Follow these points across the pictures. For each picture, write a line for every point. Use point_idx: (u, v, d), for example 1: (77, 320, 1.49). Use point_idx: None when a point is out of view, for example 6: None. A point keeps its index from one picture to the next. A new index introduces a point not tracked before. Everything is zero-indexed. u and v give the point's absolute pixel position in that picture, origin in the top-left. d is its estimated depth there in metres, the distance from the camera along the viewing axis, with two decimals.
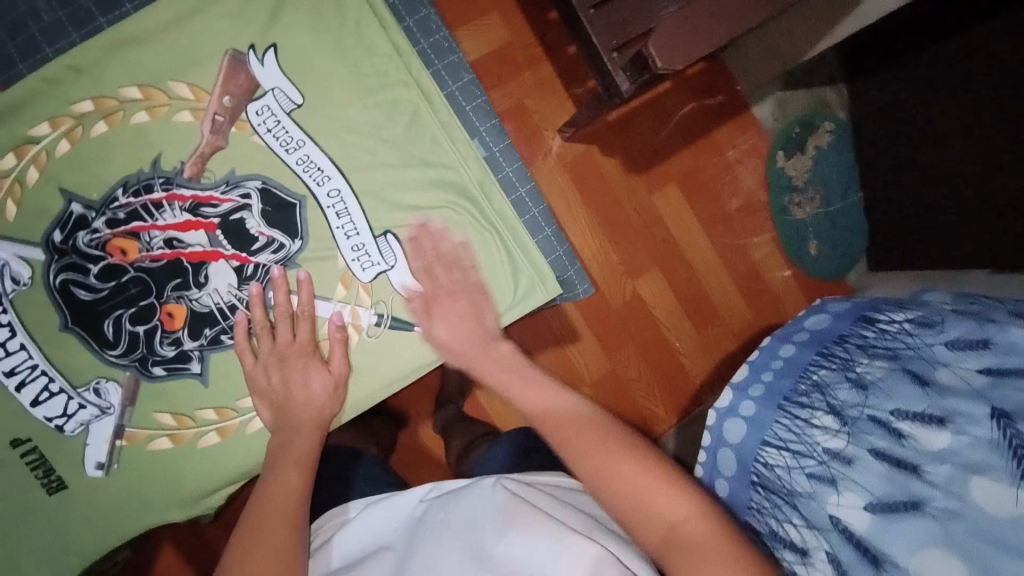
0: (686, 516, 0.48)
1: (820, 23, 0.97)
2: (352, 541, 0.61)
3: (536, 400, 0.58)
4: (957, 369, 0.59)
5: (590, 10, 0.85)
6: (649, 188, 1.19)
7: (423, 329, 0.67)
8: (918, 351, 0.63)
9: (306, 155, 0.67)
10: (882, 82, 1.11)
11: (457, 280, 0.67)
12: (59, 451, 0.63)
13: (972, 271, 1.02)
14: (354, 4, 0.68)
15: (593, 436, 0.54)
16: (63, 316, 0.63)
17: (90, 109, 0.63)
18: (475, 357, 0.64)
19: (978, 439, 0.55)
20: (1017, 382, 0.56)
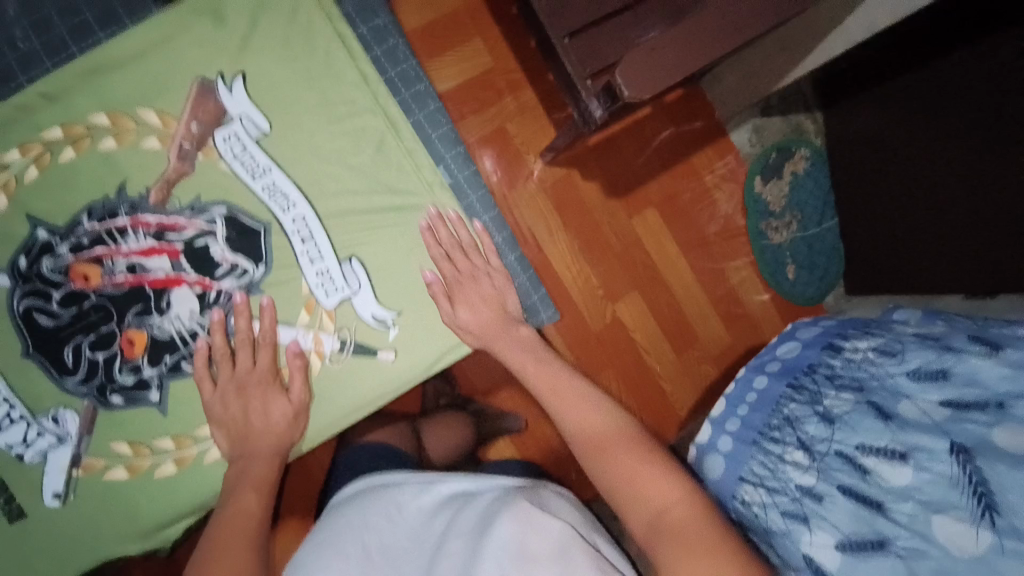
0: (670, 502, 0.48)
1: (789, 56, 0.99)
2: (343, 520, 0.57)
3: (547, 382, 0.61)
4: (920, 401, 0.56)
5: (564, 39, 0.87)
6: (629, 212, 1.21)
7: (447, 314, 0.68)
8: (882, 381, 0.60)
9: (272, 181, 0.67)
10: (849, 113, 1.13)
11: (476, 265, 0.70)
12: (19, 480, 0.62)
13: None
14: (323, 34, 0.70)
15: (593, 420, 0.56)
16: (23, 343, 0.62)
17: (58, 137, 0.63)
18: (496, 335, 0.67)
19: (940, 475, 0.51)
20: (975, 416, 0.52)
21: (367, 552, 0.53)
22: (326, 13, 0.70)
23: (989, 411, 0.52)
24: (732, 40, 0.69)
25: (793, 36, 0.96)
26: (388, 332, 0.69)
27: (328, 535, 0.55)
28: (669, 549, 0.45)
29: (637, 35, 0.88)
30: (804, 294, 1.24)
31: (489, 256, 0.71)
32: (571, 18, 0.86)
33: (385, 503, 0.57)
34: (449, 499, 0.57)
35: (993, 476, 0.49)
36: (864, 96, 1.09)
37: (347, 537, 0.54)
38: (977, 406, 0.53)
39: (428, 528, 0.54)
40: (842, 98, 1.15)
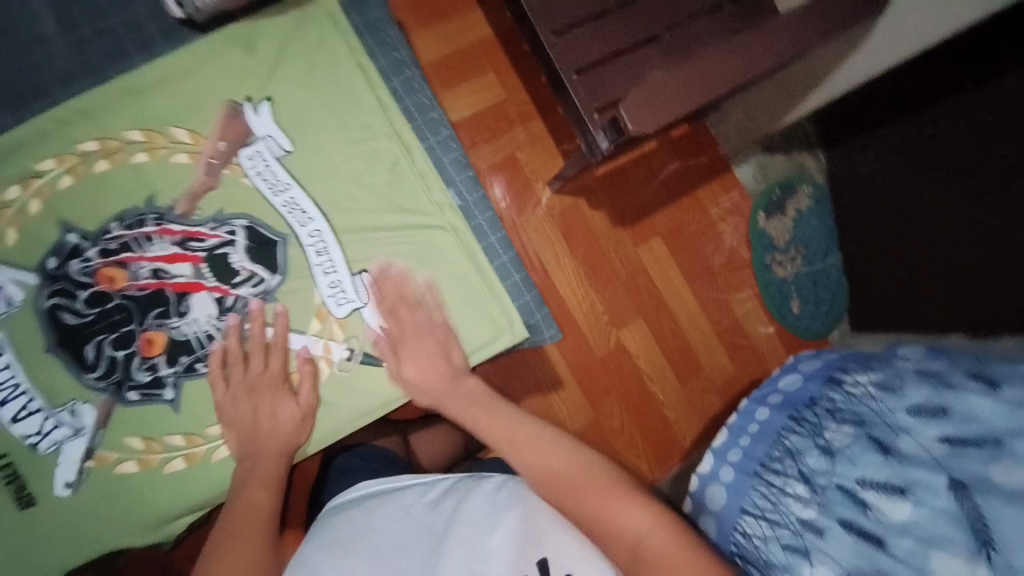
0: (644, 531, 0.50)
1: (790, 96, 1.04)
2: (350, 522, 0.58)
3: (505, 429, 0.63)
4: (918, 436, 0.63)
5: (573, 75, 0.92)
6: (634, 241, 1.24)
7: (393, 372, 0.70)
8: (882, 417, 0.67)
9: (291, 197, 0.72)
10: (851, 153, 1.17)
11: (420, 320, 0.72)
12: (31, 469, 0.65)
13: (953, 335, 1.02)
14: (345, 65, 0.75)
15: (557, 458, 0.59)
16: (49, 338, 0.66)
17: (94, 149, 0.68)
18: (444, 394, 0.68)
19: (937, 511, 0.58)
20: (972, 453, 0.59)
21: (377, 547, 0.55)
22: (348, 45, 0.75)
23: (986, 447, 0.58)
24: (729, 80, 0.72)
25: (795, 78, 1.00)
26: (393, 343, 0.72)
27: (333, 539, 0.57)
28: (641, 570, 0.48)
29: (637, 74, 0.93)
30: (808, 328, 1.26)
31: (437, 312, 0.73)
32: (579, 56, 0.93)
33: (388, 505, 0.60)
34: (448, 488, 0.61)
35: (988, 512, 0.55)
36: (866, 138, 1.12)
37: (356, 537, 0.56)
38: (975, 442, 0.59)
39: (429, 519, 0.57)
40: (843, 139, 1.19)
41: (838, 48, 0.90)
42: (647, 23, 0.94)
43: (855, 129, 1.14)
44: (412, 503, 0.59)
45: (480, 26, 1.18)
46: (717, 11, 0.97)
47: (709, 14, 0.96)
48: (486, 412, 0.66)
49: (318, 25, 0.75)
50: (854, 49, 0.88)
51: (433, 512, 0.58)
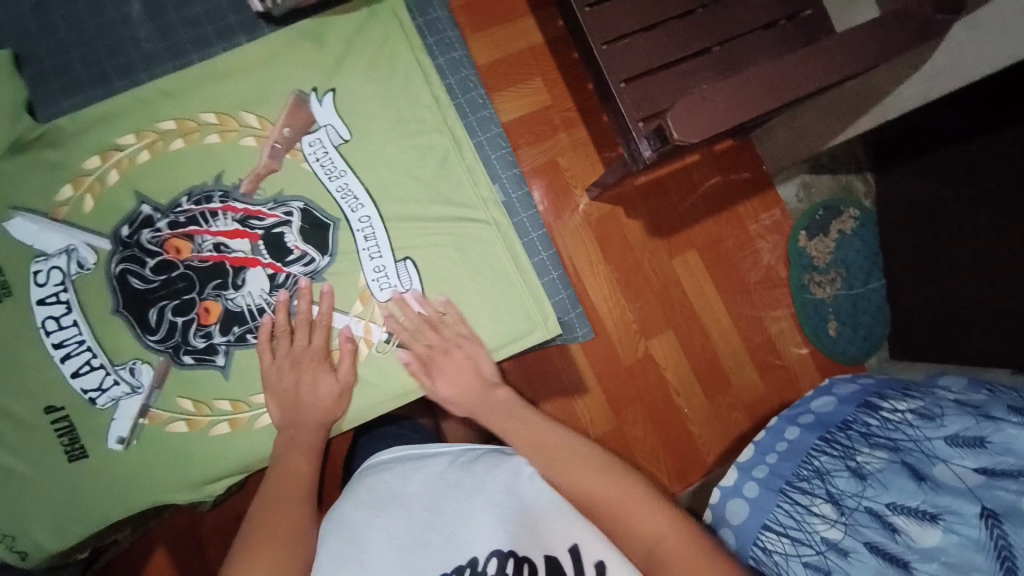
0: (664, 534, 0.51)
1: (841, 117, 1.03)
2: (380, 486, 0.59)
3: (530, 436, 0.62)
4: (954, 465, 0.69)
5: (621, 84, 0.94)
6: (669, 252, 1.25)
7: (426, 386, 0.72)
8: (919, 444, 0.73)
9: (345, 184, 0.75)
10: (902, 177, 1.15)
11: (446, 337, 0.73)
12: (88, 422, 0.69)
13: (994, 370, 1.00)
14: (405, 62, 0.79)
15: (575, 464, 0.57)
16: (116, 300, 0.71)
17: (171, 128, 0.73)
18: (478, 405, 0.70)
19: (966, 539, 0.64)
20: (1007, 484, 0.65)
21: (410, 510, 0.56)
22: (410, 43, 0.79)
23: (1021, 480, 0.64)
24: (779, 95, 0.73)
25: (849, 98, 1.00)
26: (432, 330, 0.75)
27: (367, 501, 0.58)
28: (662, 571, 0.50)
29: (685, 87, 0.94)
30: (845, 353, 1.24)
31: (460, 326, 0.74)
32: (629, 65, 0.94)
33: (420, 470, 0.60)
34: (471, 454, 0.61)
35: (1014, 538, 0.61)
36: (916, 163, 1.11)
37: (392, 500, 0.57)
38: (1010, 474, 0.65)
39: (458, 481, 0.58)
40: (895, 162, 1.17)
41: (892, 70, 0.90)
42: (700, 36, 0.95)
43: (907, 153, 1.13)
44: (440, 468, 0.60)
45: (532, 32, 1.21)
46: (772, 27, 0.97)
47: (763, 30, 0.97)
48: (513, 419, 0.65)
49: (382, 22, 0.79)
50: (908, 71, 0.87)
51: (462, 475, 0.58)
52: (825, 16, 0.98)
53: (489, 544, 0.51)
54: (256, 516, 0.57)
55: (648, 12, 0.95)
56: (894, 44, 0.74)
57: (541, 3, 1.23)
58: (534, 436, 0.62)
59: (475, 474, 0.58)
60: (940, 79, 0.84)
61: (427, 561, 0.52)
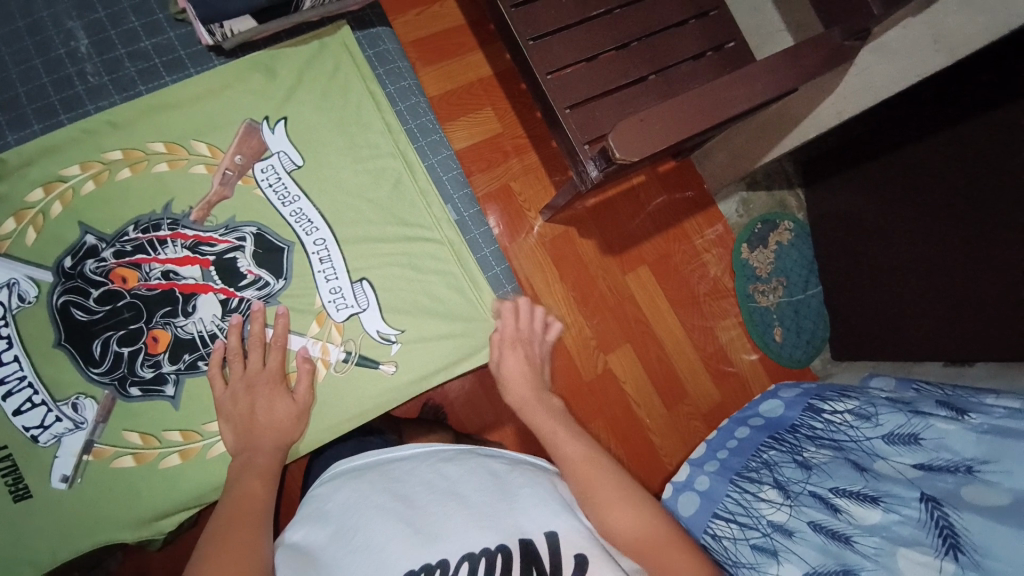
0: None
1: (768, 136, 1.12)
2: (347, 496, 0.58)
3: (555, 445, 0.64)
4: (894, 461, 0.77)
5: (566, 109, 1.00)
6: (622, 268, 1.30)
7: (494, 363, 0.75)
8: (860, 443, 0.83)
9: (299, 208, 0.77)
10: (828, 189, 1.26)
11: (532, 330, 0.78)
12: (30, 461, 0.65)
13: (927, 363, 1.08)
14: (356, 92, 0.82)
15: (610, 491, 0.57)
16: (58, 334, 0.68)
17: (118, 158, 0.73)
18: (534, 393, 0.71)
19: (906, 517, 0.70)
20: (946, 476, 0.71)
21: (382, 505, 0.55)
22: (360, 74, 0.83)
23: (959, 474, 0.71)
24: (712, 118, 0.79)
25: (773, 117, 1.09)
26: (390, 347, 0.76)
27: (336, 512, 0.56)
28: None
29: (624, 112, 1.01)
30: (791, 356, 1.31)
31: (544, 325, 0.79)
32: (572, 93, 1.00)
33: (387, 474, 0.60)
34: (447, 454, 0.62)
35: (956, 521, 0.66)
36: (844, 176, 1.20)
37: (360, 503, 0.56)
38: (948, 469, 0.72)
39: (431, 485, 0.57)
40: (821, 176, 1.27)
41: (809, 91, 1.00)
42: (636, 65, 1.03)
43: (835, 168, 1.22)
44: (413, 469, 0.60)
45: (480, 64, 1.27)
46: (701, 57, 1.06)
47: (693, 59, 1.05)
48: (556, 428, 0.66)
49: (333, 54, 0.82)
50: (824, 92, 0.97)
51: (434, 477, 0.58)
52: (747, 45, 1.07)
53: (458, 548, 0.50)
54: (206, 553, 0.53)
55: (588, 44, 1.02)
56: (808, 69, 0.83)
57: (488, 37, 1.29)
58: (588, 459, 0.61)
59: (447, 478, 0.58)
60: (851, 100, 0.94)
61: (400, 553, 0.50)
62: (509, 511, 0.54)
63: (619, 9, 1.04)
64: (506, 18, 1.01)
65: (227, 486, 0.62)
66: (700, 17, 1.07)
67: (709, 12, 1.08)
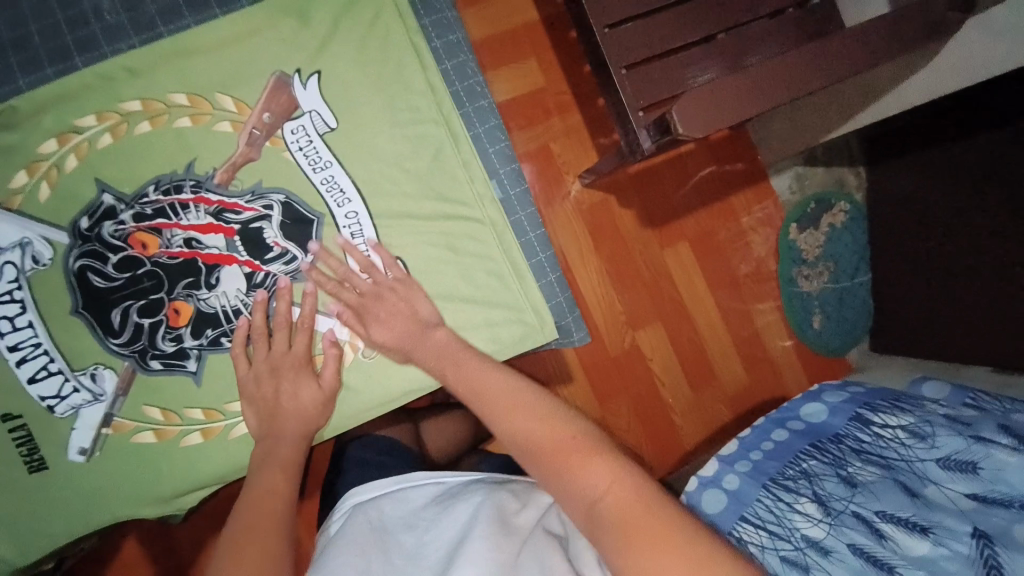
0: (604, 489, 0.50)
1: (841, 109, 1.03)
2: (363, 523, 0.60)
3: (472, 383, 0.63)
4: (946, 489, 0.73)
5: (622, 70, 0.89)
6: (661, 243, 1.22)
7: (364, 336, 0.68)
8: (912, 464, 0.77)
9: (331, 176, 0.70)
10: (897, 168, 1.12)
11: (377, 281, 0.68)
12: (48, 432, 0.63)
13: (975, 367, 0.98)
14: (398, 44, 0.73)
15: (527, 415, 0.58)
16: (74, 300, 0.64)
17: (136, 109, 0.66)
18: (413, 348, 0.67)
19: (956, 553, 0.67)
20: (999, 512, 0.69)
21: (391, 552, 0.57)
22: (403, 24, 0.73)
23: (1012, 509, 0.68)
24: (793, 90, 0.69)
25: (851, 96, 0.99)
26: None
27: (349, 535, 0.58)
28: (603, 537, 0.48)
29: (688, 77, 0.90)
30: (829, 347, 1.24)
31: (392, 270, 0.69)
32: (631, 50, 0.89)
33: (400, 511, 0.62)
34: (455, 490, 0.64)
35: (1005, 560, 0.65)
36: (911, 157, 1.07)
37: (374, 538, 0.58)
38: (1002, 502, 0.69)
39: (436, 525, 0.59)
40: (889, 159, 1.13)
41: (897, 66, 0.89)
42: (705, 21, 0.90)
43: (899, 148, 1.10)
44: (424, 509, 0.62)
45: (528, 9, 1.15)
46: (779, 16, 0.93)
47: (770, 17, 0.93)
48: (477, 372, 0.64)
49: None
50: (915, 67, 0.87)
51: (440, 516, 0.60)
52: (835, 8, 0.94)
53: None
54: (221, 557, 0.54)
55: None
56: (905, 42, 0.71)
57: None
58: (514, 404, 0.59)
59: (451, 515, 0.59)
60: (944, 77, 0.83)
61: None
62: (511, 546, 0.54)
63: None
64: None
65: (248, 476, 0.62)
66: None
67: None
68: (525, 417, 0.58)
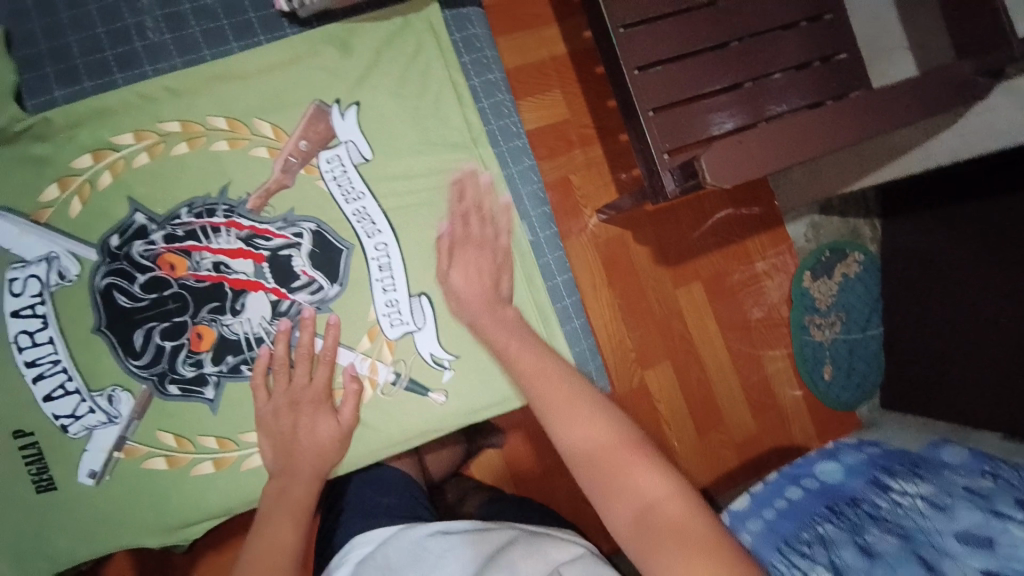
0: (660, 497, 0.48)
1: (861, 164, 1.03)
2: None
3: (531, 365, 0.59)
4: (963, 564, 0.67)
5: (650, 112, 0.86)
6: (674, 281, 1.20)
7: (442, 273, 0.69)
8: (930, 536, 0.72)
9: (362, 207, 0.70)
10: (916, 222, 1.11)
11: (486, 233, 0.70)
12: (58, 452, 0.62)
13: (983, 432, 0.97)
14: (437, 79, 0.73)
15: (580, 411, 0.54)
16: (98, 319, 0.63)
17: (175, 131, 0.66)
18: (483, 313, 0.67)
19: None
20: None
21: None
22: (444, 60, 0.74)
23: None
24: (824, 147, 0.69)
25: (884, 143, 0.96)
26: (443, 373, 0.70)
27: None
28: (660, 543, 0.46)
29: (715, 123, 0.87)
30: (837, 399, 1.22)
31: (500, 231, 0.70)
32: (660, 93, 0.86)
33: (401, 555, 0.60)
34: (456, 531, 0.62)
35: None
36: (930, 213, 1.06)
37: None
38: None
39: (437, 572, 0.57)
40: (909, 211, 1.12)
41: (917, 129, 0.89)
42: (733, 67, 0.89)
43: (917, 203, 1.10)
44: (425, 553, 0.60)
45: (556, 42, 1.15)
46: (805, 67, 0.92)
47: (795, 69, 0.91)
48: (536, 361, 0.59)
49: (415, 32, 0.73)
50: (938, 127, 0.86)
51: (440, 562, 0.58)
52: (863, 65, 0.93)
53: None
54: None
55: (681, 40, 0.88)
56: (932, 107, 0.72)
57: (569, 13, 1.17)
58: (580, 395, 0.55)
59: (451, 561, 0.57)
60: (969, 141, 0.83)
61: None
62: None
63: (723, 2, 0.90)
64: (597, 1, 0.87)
65: (255, 526, 0.59)
66: (813, 21, 0.93)
67: (823, 16, 0.93)
68: (582, 410, 0.54)
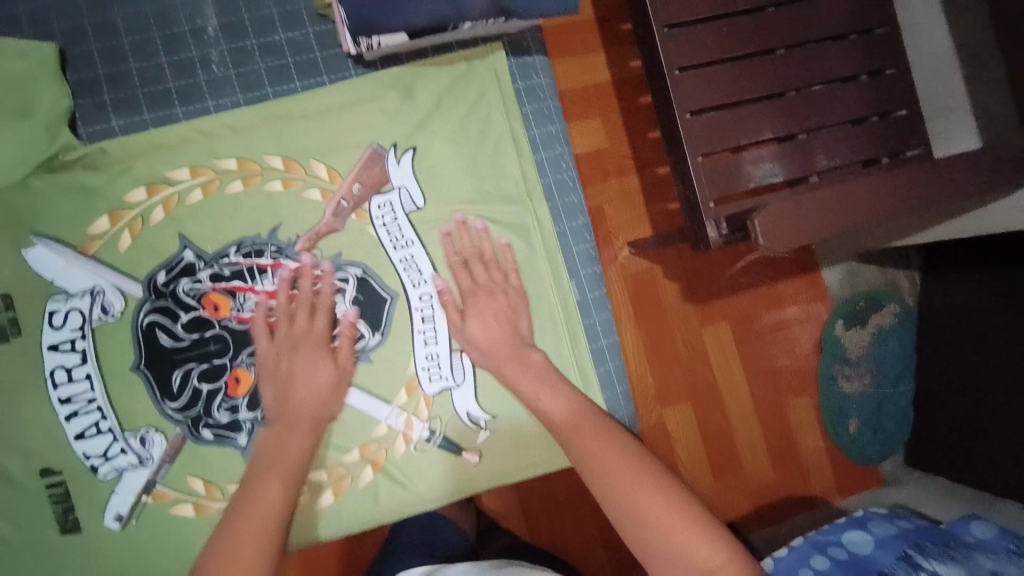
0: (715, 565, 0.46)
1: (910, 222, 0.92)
2: None
3: (564, 414, 0.60)
4: None
5: (700, 158, 0.72)
6: (700, 318, 1.07)
7: (455, 325, 0.66)
8: None
9: (410, 255, 0.68)
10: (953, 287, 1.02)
11: (494, 279, 0.68)
12: (84, 494, 0.60)
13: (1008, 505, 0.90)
14: (497, 128, 0.71)
15: (623, 470, 0.52)
16: (137, 357, 0.62)
17: (230, 168, 0.65)
18: (506, 360, 0.65)
19: None
20: None
21: None
22: (505, 109, 0.72)
23: None
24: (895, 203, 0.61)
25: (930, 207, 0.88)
26: (479, 433, 0.68)
27: None
28: None
29: (761, 173, 0.73)
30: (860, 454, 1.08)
31: (510, 273, 0.69)
32: (713, 142, 0.73)
33: None
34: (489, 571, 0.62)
35: None
36: (976, 275, 0.96)
37: None
38: None
39: None
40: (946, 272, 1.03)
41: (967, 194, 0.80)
42: (787, 119, 0.74)
43: (961, 263, 1.00)
44: None
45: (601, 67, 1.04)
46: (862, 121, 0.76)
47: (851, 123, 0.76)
48: (578, 419, 0.58)
49: (479, 77, 0.71)
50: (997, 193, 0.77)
51: None
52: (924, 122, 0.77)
53: None
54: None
55: (738, 84, 0.73)
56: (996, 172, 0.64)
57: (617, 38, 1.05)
58: (622, 452, 0.54)
59: None
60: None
61: None
62: None
63: (784, 48, 0.74)
64: (656, 42, 0.72)
65: (242, 487, 0.56)
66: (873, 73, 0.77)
67: (884, 69, 0.77)
68: (623, 472, 0.52)
